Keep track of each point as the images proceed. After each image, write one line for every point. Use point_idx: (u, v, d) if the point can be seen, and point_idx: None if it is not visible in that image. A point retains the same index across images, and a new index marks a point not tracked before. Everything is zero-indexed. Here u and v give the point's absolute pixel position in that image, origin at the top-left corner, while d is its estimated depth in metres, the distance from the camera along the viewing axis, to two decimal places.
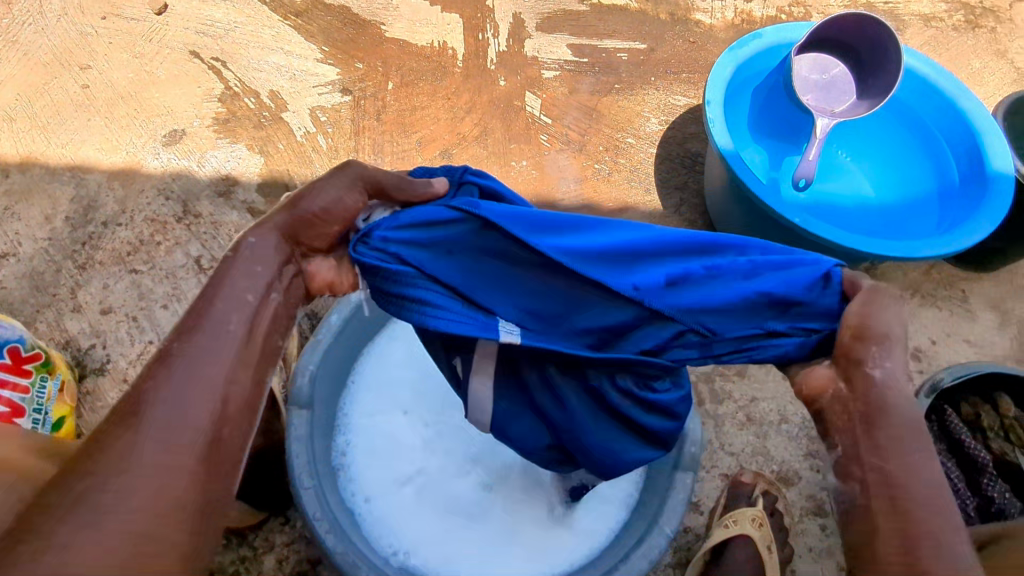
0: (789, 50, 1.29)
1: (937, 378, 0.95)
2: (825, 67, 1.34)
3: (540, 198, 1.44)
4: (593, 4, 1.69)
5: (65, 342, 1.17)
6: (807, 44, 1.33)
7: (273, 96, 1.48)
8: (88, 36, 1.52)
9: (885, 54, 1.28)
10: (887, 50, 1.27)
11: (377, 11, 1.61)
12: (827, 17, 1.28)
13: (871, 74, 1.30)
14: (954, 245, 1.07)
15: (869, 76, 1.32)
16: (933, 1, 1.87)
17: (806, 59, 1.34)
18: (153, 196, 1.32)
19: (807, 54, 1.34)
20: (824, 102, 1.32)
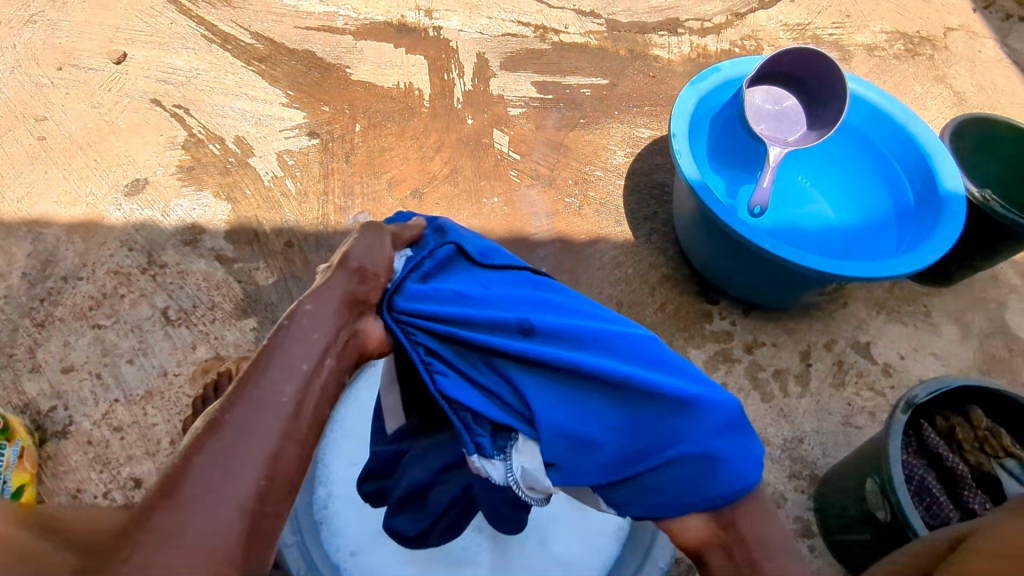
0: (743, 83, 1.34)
1: (912, 394, 0.95)
2: (775, 99, 1.39)
3: (513, 233, 1.44)
4: (554, 43, 1.74)
5: (23, 405, 1.11)
6: (759, 76, 1.37)
7: (238, 141, 1.47)
8: (44, 87, 1.49)
9: (830, 84, 1.33)
10: (835, 81, 1.32)
11: (341, 54, 1.62)
12: (775, 51, 1.34)
13: (820, 105, 1.36)
14: (914, 264, 1.11)
15: (819, 105, 1.37)
16: (874, 32, 1.98)
17: (759, 91, 1.38)
18: (116, 247, 1.28)
19: (759, 85, 1.38)
20: (774, 132, 1.37)
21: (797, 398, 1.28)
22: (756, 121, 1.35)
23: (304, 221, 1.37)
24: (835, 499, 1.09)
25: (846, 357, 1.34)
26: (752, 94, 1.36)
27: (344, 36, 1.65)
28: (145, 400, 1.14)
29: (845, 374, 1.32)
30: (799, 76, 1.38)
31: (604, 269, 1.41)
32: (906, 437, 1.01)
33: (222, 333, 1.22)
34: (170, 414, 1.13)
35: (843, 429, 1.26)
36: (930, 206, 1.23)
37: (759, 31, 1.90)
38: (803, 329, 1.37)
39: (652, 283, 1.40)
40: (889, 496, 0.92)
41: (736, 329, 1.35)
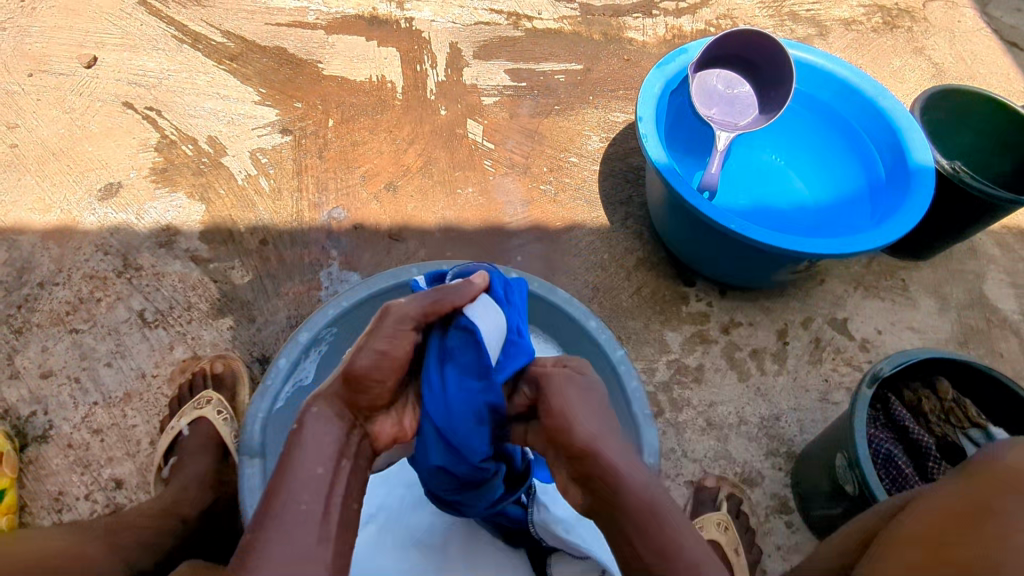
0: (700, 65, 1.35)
1: (877, 367, 0.97)
2: (734, 85, 1.39)
3: (489, 223, 1.43)
4: (527, 30, 1.73)
5: (4, 411, 1.12)
6: (719, 57, 1.38)
7: (211, 141, 1.47)
8: (15, 94, 1.48)
9: (781, 65, 1.33)
10: (789, 65, 1.31)
11: (313, 50, 1.62)
12: (735, 30, 1.33)
13: (771, 87, 1.37)
14: (882, 238, 1.11)
15: (777, 90, 1.36)
16: (851, 6, 1.96)
17: (717, 71, 1.39)
18: (91, 252, 1.29)
19: (719, 69, 1.39)
20: (724, 116, 1.37)
21: (774, 375, 1.29)
22: (706, 100, 1.36)
23: (278, 219, 1.37)
24: (812, 472, 1.09)
25: (822, 334, 1.34)
26: (708, 75, 1.38)
27: (315, 31, 1.65)
28: (124, 402, 1.15)
29: (823, 351, 1.32)
30: (761, 59, 1.36)
31: (580, 255, 1.41)
32: (874, 410, 1.02)
33: (200, 333, 1.23)
34: (149, 415, 1.14)
35: (821, 404, 1.26)
36: (898, 181, 1.23)
37: (735, 10, 1.89)
38: (780, 308, 1.37)
39: (629, 266, 1.40)
40: (855, 470, 0.93)
41: (712, 310, 1.35)
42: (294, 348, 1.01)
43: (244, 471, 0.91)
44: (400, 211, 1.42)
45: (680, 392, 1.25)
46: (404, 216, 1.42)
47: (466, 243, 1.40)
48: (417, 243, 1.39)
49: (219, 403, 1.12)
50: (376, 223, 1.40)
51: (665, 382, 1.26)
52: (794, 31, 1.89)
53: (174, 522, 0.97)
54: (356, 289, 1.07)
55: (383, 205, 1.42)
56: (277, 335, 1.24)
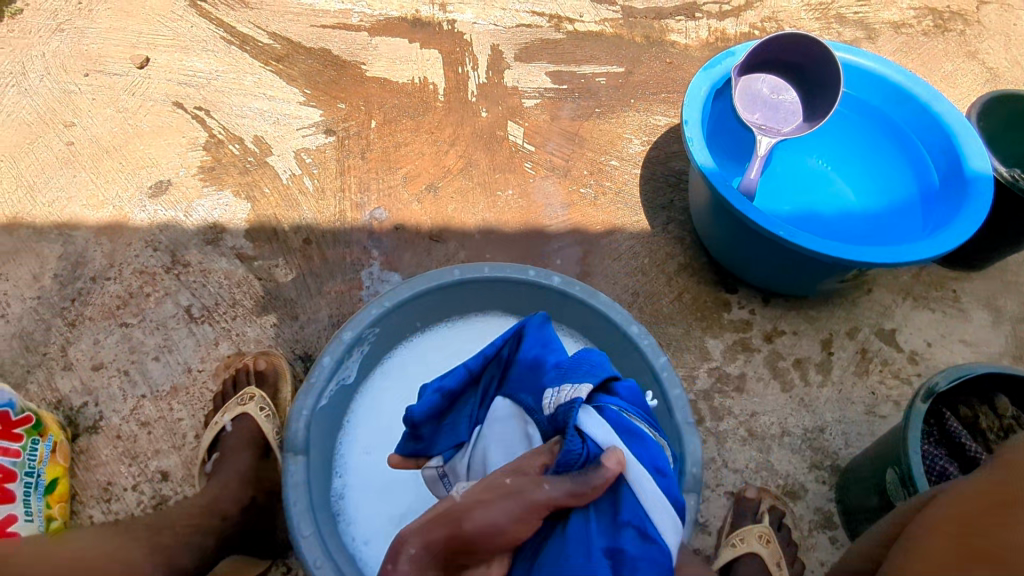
0: (747, 68, 1.32)
1: (933, 382, 0.94)
2: (780, 92, 1.36)
3: (529, 225, 1.43)
4: (569, 32, 1.72)
5: (57, 402, 1.15)
6: (768, 62, 1.35)
7: (257, 141, 1.49)
8: (72, 94, 1.53)
9: (828, 71, 1.30)
10: (837, 71, 1.27)
11: (357, 51, 1.64)
12: (783, 33, 1.30)
13: (817, 93, 1.33)
14: (937, 249, 1.07)
15: (824, 98, 1.32)
16: (901, 9, 1.91)
17: (760, 76, 1.36)
18: (142, 248, 1.32)
19: (767, 75, 1.37)
20: (767, 121, 1.34)
21: (818, 386, 1.26)
22: (749, 103, 1.33)
23: (321, 218, 1.39)
24: (859, 487, 1.07)
25: (869, 345, 1.31)
26: (754, 78, 1.35)
27: (359, 33, 1.66)
28: (171, 396, 1.17)
29: (870, 362, 1.29)
30: (810, 66, 1.33)
31: (620, 259, 1.39)
32: (927, 425, 0.99)
33: (244, 329, 1.25)
34: (195, 409, 1.16)
35: (867, 418, 1.23)
36: (953, 189, 1.19)
37: (780, 12, 1.86)
38: (825, 317, 1.34)
39: (670, 272, 1.38)
40: (908, 486, 0.90)
41: (755, 318, 1.33)
42: (338, 346, 1.02)
43: (288, 467, 0.92)
44: (441, 212, 1.43)
45: (720, 401, 1.23)
46: (445, 218, 1.42)
47: (506, 245, 1.40)
48: (457, 245, 1.39)
49: (262, 399, 1.12)
50: (416, 224, 1.41)
51: (705, 391, 1.24)
52: (842, 34, 1.84)
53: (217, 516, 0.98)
54: (399, 290, 1.08)
55: (423, 206, 1.43)
56: (319, 333, 1.26)
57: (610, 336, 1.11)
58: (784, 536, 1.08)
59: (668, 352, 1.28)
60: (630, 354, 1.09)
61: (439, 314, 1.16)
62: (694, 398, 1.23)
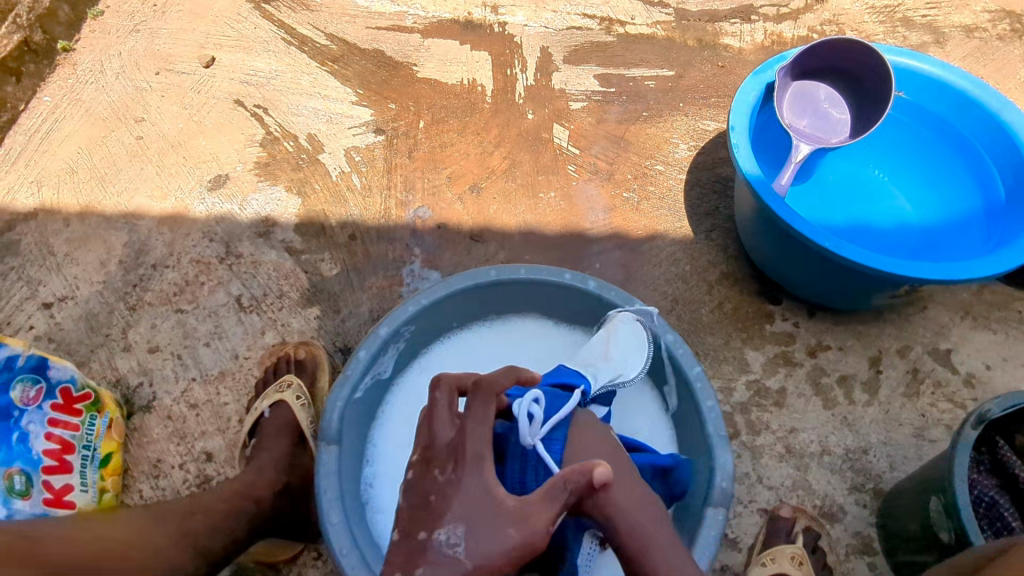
0: (795, 75, 1.29)
1: (984, 409, 0.87)
2: (838, 107, 1.31)
3: (569, 228, 1.43)
4: (620, 35, 1.71)
5: (116, 381, 1.23)
6: (818, 70, 1.32)
7: (310, 139, 1.55)
8: (144, 91, 1.62)
9: (880, 79, 1.24)
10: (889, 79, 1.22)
11: (409, 53, 1.67)
12: (835, 37, 1.26)
13: (864, 103, 1.29)
14: (996, 268, 1.01)
15: (881, 117, 1.26)
16: (975, 11, 1.81)
17: (809, 84, 1.32)
18: (199, 238, 1.39)
19: (831, 89, 1.33)
20: (812, 130, 1.30)
21: (863, 406, 1.21)
22: (800, 107, 1.30)
23: (367, 215, 1.43)
24: (901, 515, 1.02)
25: (922, 365, 1.25)
26: (806, 85, 1.31)
27: (412, 35, 1.70)
28: (218, 380, 1.23)
29: (921, 384, 1.23)
30: (871, 79, 1.27)
31: (660, 266, 1.38)
32: (977, 453, 0.93)
33: (289, 320, 1.30)
34: (240, 394, 1.22)
35: (915, 441, 1.18)
36: (1022, 205, 1.11)
37: (842, 15, 1.79)
38: (875, 333, 1.28)
39: (711, 280, 1.35)
40: (953, 518, 0.85)
41: (799, 331, 1.28)
42: (374, 342, 1.04)
43: (321, 456, 0.95)
44: (482, 213, 1.44)
45: (758, 415, 1.20)
46: (486, 218, 1.44)
47: (545, 247, 1.41)
48: (497, 245, 1.41)
49: (299, 387, 1.16)
50: (458, 223, 1.43)
51: (742, 404, 1.21)
52: (908, 38, 1.77)
53: (257, 497, 1.01)
54: (435, 288, 1.09)
55: (466, 206, 1.45)
56: (359, 327, 1.30)
57: None
58: (817, 559, 1.05)
59: (706, 361, 1.26)
60: (663, 361, 1.07)
61: (473, 313, 1.17)
62: (731, 410, 1.20)
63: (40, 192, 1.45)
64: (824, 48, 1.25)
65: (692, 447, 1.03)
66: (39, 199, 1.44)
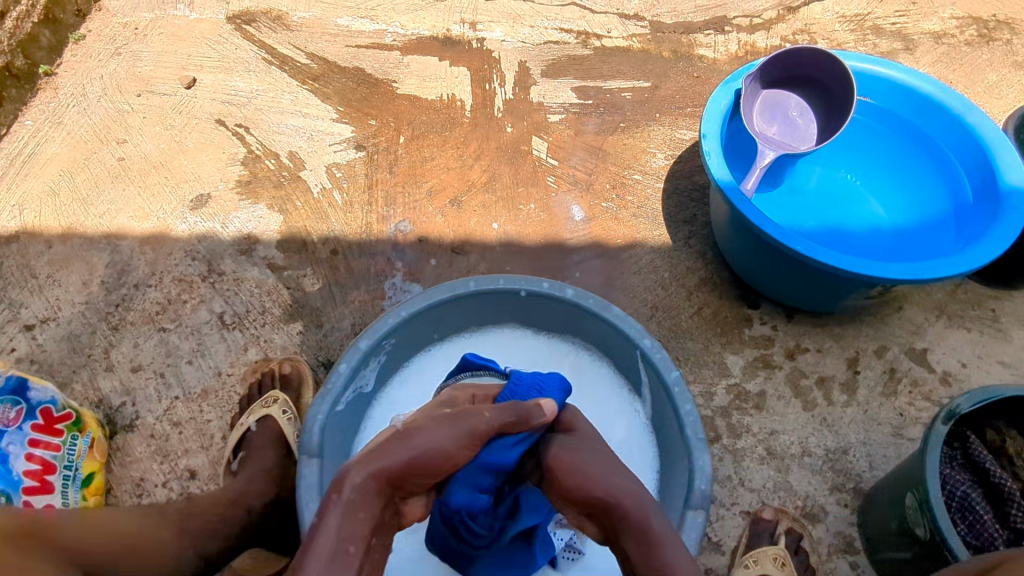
0: (762, 83, 1.32)
1: (954, 405, 0.88)
2: (806, 115, 1.34)
3: (549, 238, 1.45)
4: (596, 48, 1.74)
5: (98, 401, 1.23)
6: (786, 79, 1.35)
7: (292, 156, 1.56)
8: (125, 113, 1.64)
9: (844, 84, 1.27)
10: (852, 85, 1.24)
11: (389, 70, 1.70)
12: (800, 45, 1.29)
13: (830, 108, 1.32)
14: (964, 266, 1.03)
15: (846, 124, 1.29)
16: (942, 18, 1.85)
17: (777, 93, 1.35)
18: (181, 257, 1.40)
19: (799, 97, 1.36)
20: (781, 137, 1.33)
21: (842, 406, 1.22)
22: (769, 115, 1.33)
23: (349, 230, 1.44)
24: (880, 511, 1.03)
25: (898, 365, 1.26)
26: (775, 95, 1.35)
27: (391, 52, 1.73)
28: (202, 398, 1.23)
29: (898, 383, 1.24)
30: (836, 87, 1.30)
31: (640, 274, 1.39)
32: (950, 449, 0.94)
33: (272, 336, 1.30)
34: (223, 411, 1.22)
35: (893, 440, 1.19)
36: (989, 204, 1.13)
37: (813, 24, 1.83)
38: (851, 334, 1.30)
39: (689, 286, 1.37)
40: (926, 511, 0.86)
41: (777, 335, 1.30)
42: (354, 355, 1.04)
43: (302, 470, 0.95)
44: (463, 225, 1.46)
45: (738, 418, 1.21)
46: (467, 230, 1.45)
47: (526, 258, 1.42)
48: (478, 257, 1.42)
49: (285, 402, 1.16)
50: (439, 236, 1.44)
51: (723, 408, 1.22)
52: (878, 46, 1.81)
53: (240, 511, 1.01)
54: (414, 300, 1.10)
55: (447, 219, 1.47)
56: (342, 341, 1.30)
57: (624, 350, 1.11)
58: (799, 560, 1.06)
59: (686, 367, 1.27)
60: (641, 366, 1.09)
61: (453, 325, 1.18)
62: (712, 414, 1.21)
63: (22, 215, 1.46)
64: (789, 56, 1.28)
65: (672, 449, 1.04)
66: (21, 222, 1.45)
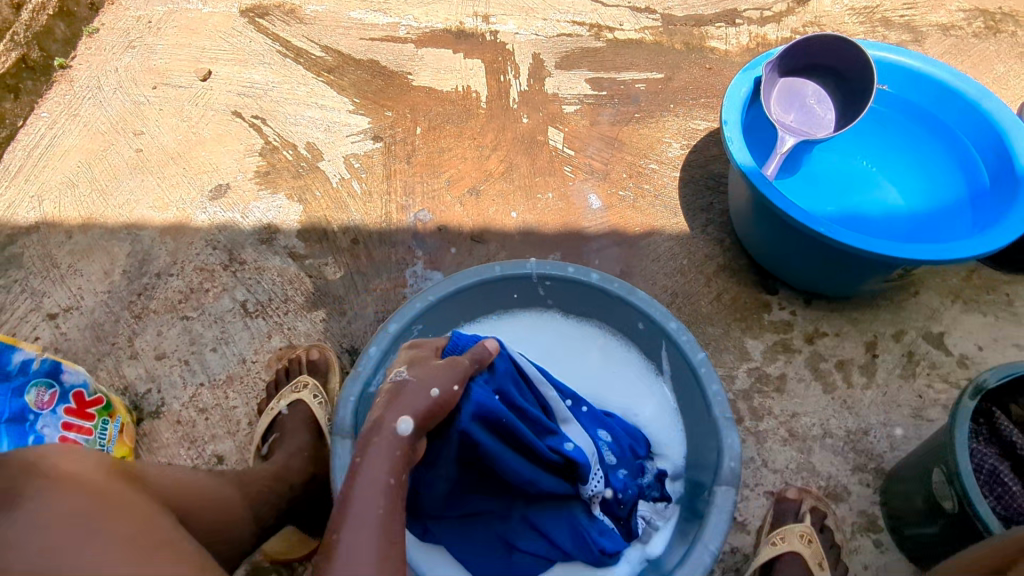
0: (781, 71, 1.34)
1: (981, 379, 0.90)
2: (823, 103, 1.36)
3: (567, 227, 1.46)
4: (609, 41, 1.76)
5: (123, 388, 1.23)
6: (805, 67, 1.37)
7: (309, 147, 1.57)
8: (141, 104, 1.64)
9: (862, 71, 1.29)
10: (871, 71, 1.26)
11: (404, 62, 1.71)
12: (817, 32, 1.31)
13: (846, 96, 1.34)
14: (986, 247, 1.04)
15: (864, 111, 1.30)
16: (950, 11, 1.88)
17: (796, 81, 1.37)
18: (202, 247, 1.40)
19: (817, 85, 1.38)
20: (799, 124, 1.35)
21: (862, 389, 1.24)
22: (787, 103, 1.35)
23: (369, 219, 1.45)
24: (905, 488, 1.04)
25: (916, 348, 1.28)
26: (793, 82, 1.37)
27: (406, 45, 1.74)
28: (227, 384, 1.24)
29: (917, 365, 1.26)
30: (853, 75, 1.32)
31: (659, 261, 1.40)
32: (976, 424, 0.96)
33: (295, 323, 1.31)
34: (249, 397, 1.23)
35: (913, 421, 1.20)
36: (1006, 188, 1.14)
37: (822, 17, 1.85)
38: (869, 319, 1.32)
39: (708, 273, 1.38)
40: (956, 484, 0.87)
41: (796, 320, 1.32)
42: (384, 338, 1.06)
43: (335, 451, 0.96)
44: (482, 214, 1.47)
45: (760, 401, 1.22)
46: (486, 219, 1.46)
47: (545, 246, 1.43)
48: (498, 245, 1.43)
49: (315, 386, 1.17)
50: (458, 225, 1.45)
51: (745, 391, 1.23)
52: (887, 37, 1.83)
53: None
54: (442, 285, 1.11)
55: (466, 208, 1.48)
56: (365, 328, 1.31)
57: (651, 333, 1.12)
58: (826, 538, 1.07)
59: (708, 351, 1.28)
60: (668, 349, 1.09)
61: (480, 309, 1.19)
62: (733, 397, 1.23)
63: (42, 206, 1.46)
64: (807, 43, 1.30)
65: (701, 430, 1.05)
66: (40, 213, 1.45)
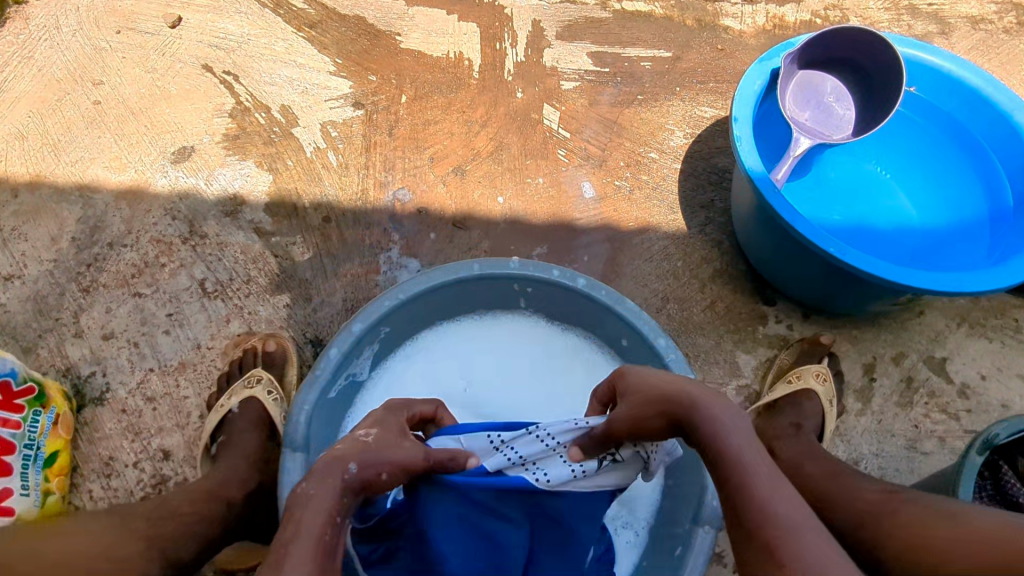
0: (801, 61, 1.22)
1: (991, 434, 0.84)
2: (843, 101, 1.25)
3: (557, 217, 1.36)
4: (616, 12, 1.62)
5: (65, 369, 1.14)
6: (826, 60, 1.25)
7: (284, 111, 1.44)
8: (103, 51, 1.50)
9: (890, 68, 1.17)
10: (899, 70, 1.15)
11: (392, 21, 1.56)
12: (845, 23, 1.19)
13: (868, 94, 1.23)
14: (1004, 280, 0.96)
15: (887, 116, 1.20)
16: (982, 2, 1.75)
17: (814, 75, 1.26)
18: (160, 216, 1.29)
19: (837, 79, 1.26)
20: (813, 123, 1.24)
21: (856, 415, 1.17)
22: (803, 98, 1.24)
23: (343, 195, 1.34)
24: None
25: (916, 373, 1.20)
26: (811, 75, 1.25)
27: (395, 1, 1.59)
28: (178, 371, 1.15)
29: (914, 393, 1.18)
30: (879, 72, 1.21)
31: (652, 260, 1.31)
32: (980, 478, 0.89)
33: (256, 307, 1.21)
34: (201, 387, 1.14)
35: (907, 453, 1.14)
36: None
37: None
38: (869, 339, 1.24)
39: (703, 278, 1.30)
40: None
41: (793, 334, 1.24)
42: (346, 339, 0.96)
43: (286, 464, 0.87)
44: (466, 197, 1.36)
45: None
46: (470, 203, 1.36)
47: (531, 239, 1.33)
48: (481, 233, 1.33)
49: (269, 381, 1.08)
50: (440, 208, 1.35)
51: None
52: (913, 27, 1.70)
53: (218, 503, 0.92)
54: (413, 282, 1.01)
55: (449, 189, 1.37)
56: (332, 318, 1.22)
57: (636, 346, 1.03)
58: None
59: (696, 364, 1.21)
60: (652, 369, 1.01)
61: (453, 309, 1.10)
62: None
63: None
64: (832, 33, 1.18)
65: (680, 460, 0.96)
66: None
